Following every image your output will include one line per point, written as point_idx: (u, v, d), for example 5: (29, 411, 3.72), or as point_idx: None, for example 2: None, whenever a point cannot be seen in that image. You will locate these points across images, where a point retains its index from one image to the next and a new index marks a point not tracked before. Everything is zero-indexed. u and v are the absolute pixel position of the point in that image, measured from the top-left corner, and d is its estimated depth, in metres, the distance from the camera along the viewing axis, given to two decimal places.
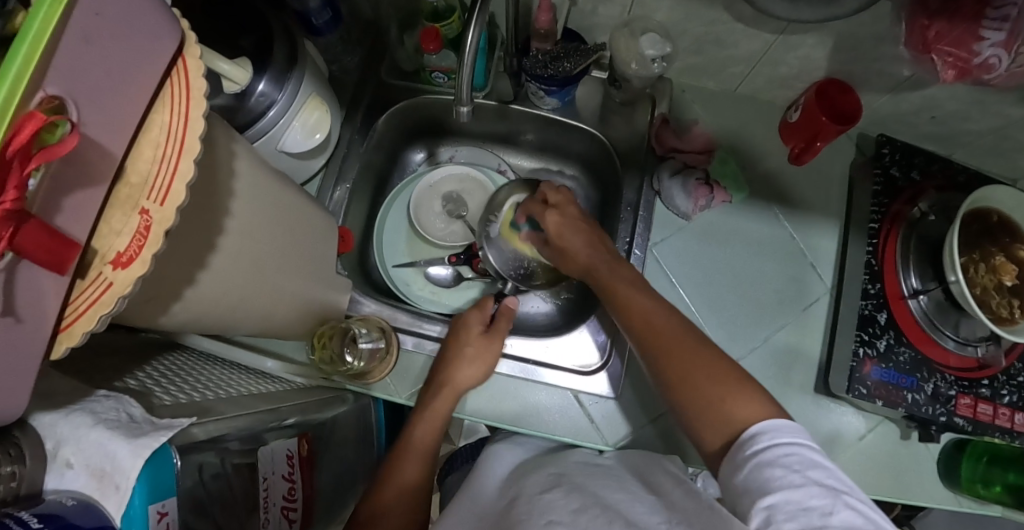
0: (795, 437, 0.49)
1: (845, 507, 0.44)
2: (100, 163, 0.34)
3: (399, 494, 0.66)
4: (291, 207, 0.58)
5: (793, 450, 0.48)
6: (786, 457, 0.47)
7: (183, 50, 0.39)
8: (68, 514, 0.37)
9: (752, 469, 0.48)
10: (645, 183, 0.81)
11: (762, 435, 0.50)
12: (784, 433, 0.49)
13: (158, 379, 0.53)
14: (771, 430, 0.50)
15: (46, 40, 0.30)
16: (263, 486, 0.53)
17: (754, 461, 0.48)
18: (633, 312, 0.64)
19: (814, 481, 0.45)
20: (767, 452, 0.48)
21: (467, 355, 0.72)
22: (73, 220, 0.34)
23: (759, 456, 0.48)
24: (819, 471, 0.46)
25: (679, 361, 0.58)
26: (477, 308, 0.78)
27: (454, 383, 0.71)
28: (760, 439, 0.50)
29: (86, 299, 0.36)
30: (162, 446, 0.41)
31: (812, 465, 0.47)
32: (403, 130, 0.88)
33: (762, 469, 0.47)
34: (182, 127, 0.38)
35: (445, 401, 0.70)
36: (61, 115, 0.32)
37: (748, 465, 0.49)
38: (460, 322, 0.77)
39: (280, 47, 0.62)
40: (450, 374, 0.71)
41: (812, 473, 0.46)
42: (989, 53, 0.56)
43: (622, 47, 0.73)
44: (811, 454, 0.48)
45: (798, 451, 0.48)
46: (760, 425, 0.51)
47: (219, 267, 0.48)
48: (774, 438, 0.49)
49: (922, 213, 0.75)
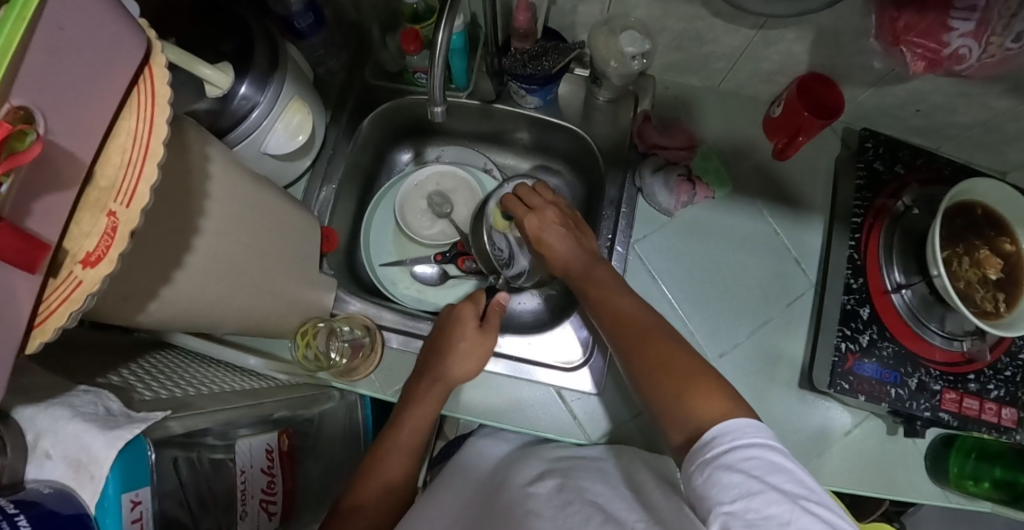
0: (757, 436, 0.48)
1: (805, 514, 0.43)
2: (68, 168, 0.36)
3: (377, 493, 0.69)
4: (267, 206, 0.60)
5: (753, 454, 0.46)
6: (745, 461, 0.46)
7: (149, 58, 0.40)
8: (47, 501, 0.39)
9: (710, 473, 0.47)
10: (627, 180, 0.82)
11: (721, 437, 0.48)
12: (745, 434, 0.48)
13: (142, 376, 0.55)
14: (733, 432, 0.48)
15: (11, 54, 0.31)
16: (240, 479, 0.55)
17: (712, 466, 0.47)
18: (610, 306, 0.67)
19: (772, 487, 0.44)
20: (728, 455, 0.47)
21: (462, 351, 0.73)
22: (44, 222, 0.35)
23: (718, 460, 0.47)
24: (779, 476, 0.45)
25: (660, 353, 0.58)
26: (471, 300, 0.78)
27: (448, 381, 0.72)
28: (721, 441, 0.48)
29: (59, 297, 0.37)
30: (137, 438, 0.43)
31: (772, 469, 0.45)
32: (389, 131, 0.90)
33: (721, 474, 0.46)
34: (146, 131, 0.39)
35: (435, 395, 0.72)
36: (29, 125, 0.33)
37: (708, 468, 0.47)
38: (454, 314, 0.76)
39: (261, 52, 0.64)
40: (442, 369, 0.72)
41: (772, 479, 0.45)
42: (958, 43, 0.55)
43: (602, 44, 0.74)
44: (772, 455, 0.46)
45: (758, 455, 0.46)
46: (718, 427, 0.49)
47: (195, 267, 0.50)
48: (734, 440, 0.48)
49: (906, 207, 0.74)
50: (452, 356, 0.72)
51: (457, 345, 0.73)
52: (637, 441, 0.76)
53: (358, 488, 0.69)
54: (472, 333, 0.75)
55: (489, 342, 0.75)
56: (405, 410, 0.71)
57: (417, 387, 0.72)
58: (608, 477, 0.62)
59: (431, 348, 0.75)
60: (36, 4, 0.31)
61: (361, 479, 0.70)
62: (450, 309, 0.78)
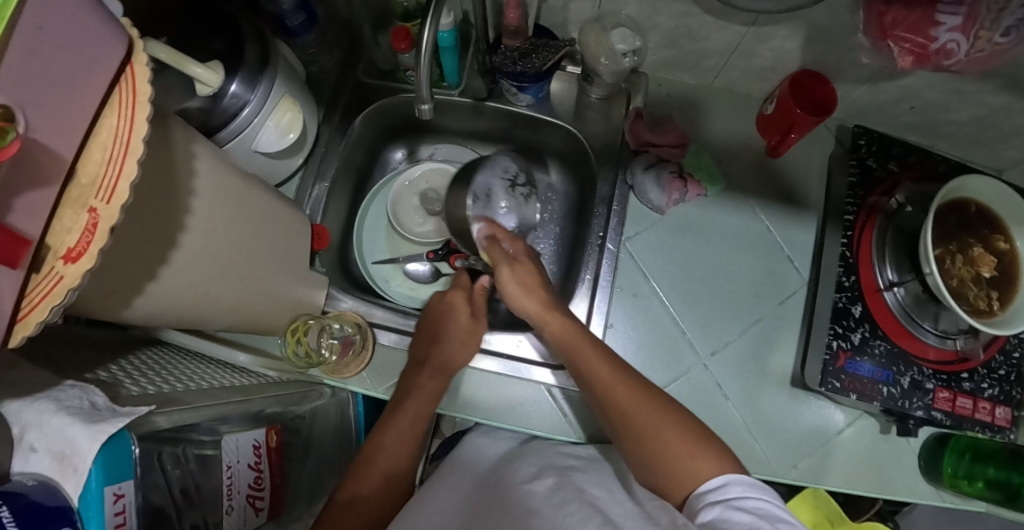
0: (765, 494, 0.51)
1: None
2: (50, 166, 0.35)
3: (376, 483, 0.68)
4: (255, 204, 0.61)
5: (761, 504, 0.49)
6: (755, 508, 0.49)
7: (131, 58, 0.40)
8: (31, 493, 0.40)
9: (719, 513, 0.49)
10: (618, 178, 0.82)
11: (733, 485, 0.51)
12: (755, 489, 0.51)
13: (130, 372, 0.56)
14: (742, 483, 0.52)
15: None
16: (226, 474, 0.56)
17: (721, 506, 0.50)
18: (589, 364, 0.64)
19: None
20: (738, 500, 0.50)
21: (458, 337, 0.74)
22: (25, 218, 0.35)
23: (728, 503, 0.50)
24: (785, 525, 0.48)
25: (641, 422, 0.58)
26: (458, 286, 0.79)
27: (447, 366, 0.73)
28: (731, 489, 0.51)
29: (41, 290, 0.37)
30: (120, 432, 0.43)
31: (779, 520, 0.48)
32: (382, 129, 0.90)
33: (731, 514, 0.49)
34: (128, 130, 0.39)
35: (436, 384, 0.72)
36: (9, 122, 0.32)
37: (718, 508, 0.50)
38: (446, 301, 0.78)
39: (251, 51, 0.65)
40: (440, 354, 0.73)
41: (780, 526, 0.47)
42: (947, 38, 0.55)
43: (593, 41, 0.74)
44: (778, 511, 0.49)
45: (765, 506, 0.49)
46: (727, 477, 0.53)
47: (181, 264, 0.51)
48: (743, 490, 0.51)
49: (899, 205, 0.73)
50: (449, 344, 0.73)
51: (452, 331, 0.75)
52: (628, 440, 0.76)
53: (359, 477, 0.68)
54: (466, 320, 0.76)
55: (481, 330, 0.76)
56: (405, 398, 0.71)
57: (416, 372, 0.73)
58: (598, 475, 0.63)
59: (425, 334, 0.76)
60: (16, 3, 0.31)
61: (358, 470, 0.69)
62: (439, 297, 0.79)
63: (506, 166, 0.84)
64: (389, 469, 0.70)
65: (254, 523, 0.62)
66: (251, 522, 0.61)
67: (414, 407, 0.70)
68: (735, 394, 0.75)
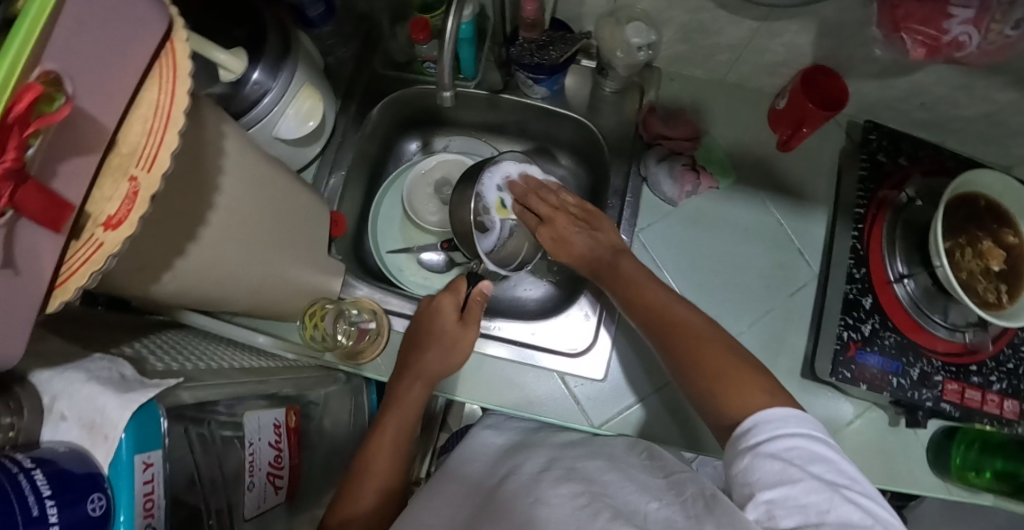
0: (799, 427, 0.50)
1: (843, 502, 0.45)
2: (93, 134, 0.36)
3: (377, 491, 0.67)
4: (279, 187, 0.62)
5: (795, 443, 0.49)
6: (786, 450, 0.48)
7: (171, 34, 0.40)
8: (61, 459, 0.40)
9: (751, 459, 0.49)
10: (632, 170, 0.83)
11: (764, 424, 0.50)
12: (788, 423, 0.50)
13: (154, 349, 0.56)
14: (776, 421, 0.50)
15: (39, 33, 0.32)
16: (249, 451, 0.56)
17: (753, 453, 0.49)
18: (658, 309, 0.66)
19: (813, 476, 0.46)
20: (768, 443, 0.49)
21: (438, 345, 0.73)
22: (68, 183, 0.35)
23: (760, 447, 0.49)
24: (820, 466, 0.47)
25: (697, 352, 0.59)
26: (451, 290, 0.76)
27: (429, 374, 0.73)
28: (762, 429, 0.51)
29: (80, 258, 0.37)
30: (150, 403, 0.44)
31: (813, 460, 0.48)
32: (398, 120, 0.92)
33: (762, 461, 0.48)
34: (168, 103, 0.39)
35: (418, 393, 0.72)
36: (57, 89, 0.34)
37: (748, 456, 0.49)
38: (433, 306, 0.76)
39: (273, 39, 0.66)
40: (422, 362, 0.73)
41: (813, 468, 0.47)
42: (958, 30, 0.56)
43: (609, 36, 0.76)
44: (814, 446, 0.48)
45: (801, 445, 0.48)
46: (757, 417, 0.51)
47: (209, 241, 0.51)
48: (777, 428, 0.50)
49: (909, 199, 0.75)
50: (432, 354, 0.73)
51: (433, 339, 0.73)
52: (639, 429, 0.77)
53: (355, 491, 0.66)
54: (454, 325, 0.74)
55: (469, 334, 0.74)
56: (386, 415, 0.72)
57: (399, 384, 0.73)
58: (611, 461, 0.63)
59: (411, 343, 0.75)
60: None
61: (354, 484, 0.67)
62: (428, 300, 0.77)
63: (511, 173, 0.84)
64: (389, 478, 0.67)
65: (273, 501, 0.63)
66: (271, 500, 0.61)
67: (394, 420, 0.71)
68: None
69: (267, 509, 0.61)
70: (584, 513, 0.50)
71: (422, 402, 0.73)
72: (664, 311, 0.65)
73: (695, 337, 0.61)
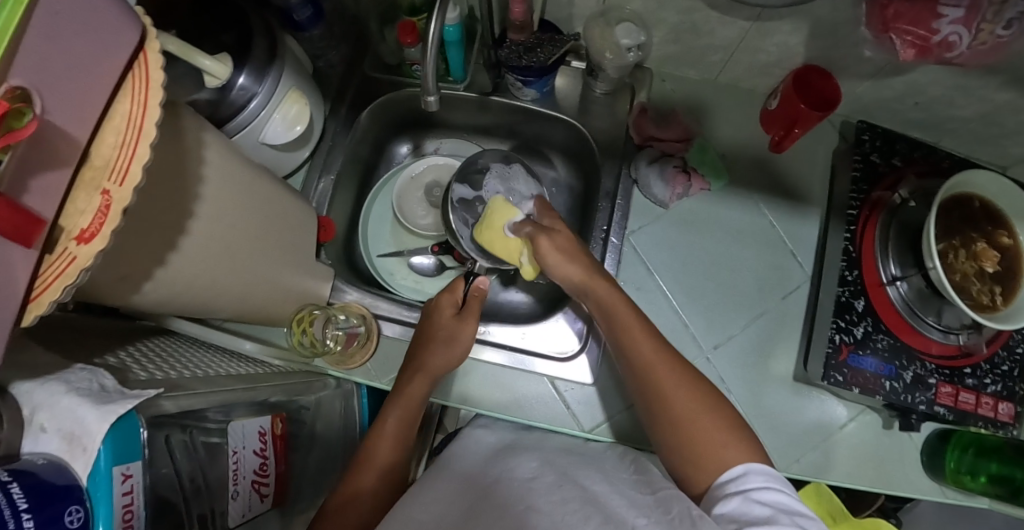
0: (785, 485, 0.52)
1: None
2: (66, 148, 0.36)
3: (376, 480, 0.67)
4: (264, 194, 0.61)
5: (782, 496, 0.51)
6: (774, 501, 0.50)
7: (144, 43, 0.40)
8: (41, 471, 0.41)
9: (739, 503, 0.51)
10: (623, 172, 0.83)
11: (754, 474, 0.53)
12: (778, 480, 0.52)
13: (138, 358, 0.56)
14: (766, 474, 0.53)
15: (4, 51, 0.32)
16: (233, 459, 0.56)
17: (741, 498, 0.51)
18: (631, 335, 0.63)
19: (799, 525, 0.48)
20: (757, 491, 0.51)
21: (440, 338, 0.72)
22: (42, 199, 0.36)
23: (748, 494, 0.51)
24: (804, 519, 0.49)
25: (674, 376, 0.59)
26: (450, 290, 0.77)
27: (431, 368, 0.71)
28: (751, 479, 0.52)
29: (53, 272, 0.37)
30: (130, 414, 0.44)
31: (797, 512, 0.49)
32: (388, 123, 0.91)
33: (750, 506, 0.50)
34: (140, 115, 0.39)
35: (420, 387, 0.71)
36: (26, 104, 0.34)
37: (737, 499, 0.51)
38: (432, 306, 0.76)
39: (259, 44, 0.65)
40: (425, 357, 0.71)
41: (798, 519, 0.49)
42: (949, 30, 0.55)
43: (598, 36, 0.75)
44: (800, 503, 0.51)
45: (787, 498, 0.50)
46: (747, 467, 0.54)
47: (190, 250, 0.51)
48: (766, 481, 0.52)
49: (902, 200, 0.74)
50: (429, 346, 0.72)
51: (437, 333, 0.73)
52: (633, 433, 0.76)
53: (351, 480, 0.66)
54: (449, 319, 0.74)
55: (468, 327, 0.73)
56: (389, 406, 0.70)
57: (404, 378, 0.72)
58: (599, 468, 0.63)
59: (415, 340, 0.74)
60: (23, 9, 0.32)
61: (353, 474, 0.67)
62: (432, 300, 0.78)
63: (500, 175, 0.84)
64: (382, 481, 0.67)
65: (259, 508, 0.63)
66: (257, 508, 0.61)
67: (397, 413, 0.70)
68: (738, 387, 0.75)
69: (253, 516, 0.61)
70: (567, 523, 0.50)
71: (423, 394, 0.71)
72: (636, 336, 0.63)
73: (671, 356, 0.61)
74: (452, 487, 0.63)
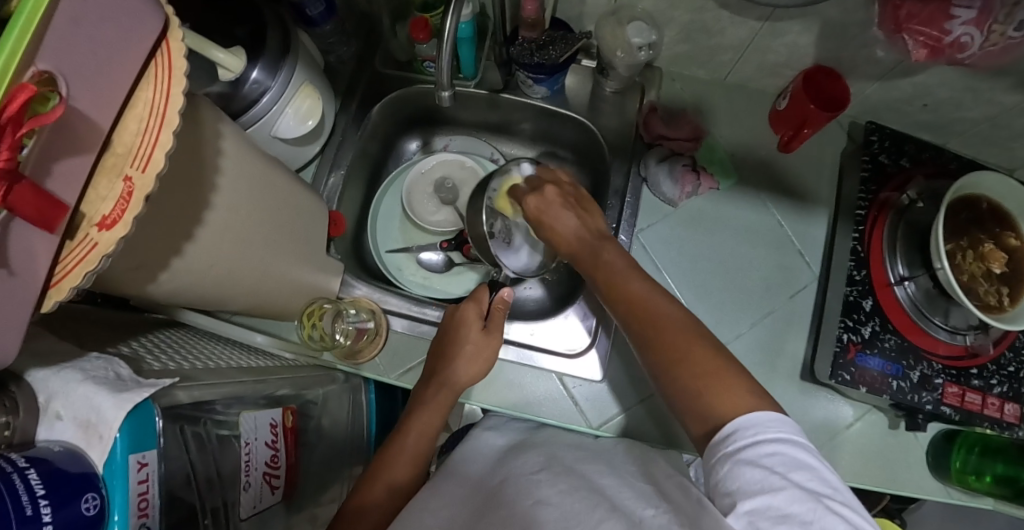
0: (780, 433, 0.49)
1: (826, 512, 0.44)
2: (88, 135, 0.36)
3: (383, 490, 0.65)
4: (279, 186, 0.62)
5: (774, 450, 0.48)
6: (767, 458, 0.47)
7: (167, 33, 0.40)
8: (56, 459, 0.40)
9: (731, 467, 0.48)
10: (633, 170, 0.83)
11: (746, 430, 0.49)
12: (769, 429, 0.49)
13: (151, 348, 0.56)
14: (756, 426, 0.49)
15: (32, 32, 0.32)
16: (245, 450, 0.56)
17: (732, 461, 0.48)
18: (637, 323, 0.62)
19: (794, 484, 0.45)
20: (748, 450, 0.48)
21: (468, 354, 0.72)
22: (63, 183, 0.35)
23: (739, 455, 0.48)
24: (802, 473, 0.46)
25: (696, 374, 0.55)
26: (474, 299, 0.76)
27: (455, 384, 0.71)
28: (744, 435, 0.49)
29: (74, 258, 0.37)
30: (145, 402, 0.44)
31: (794, 467, 0.46)
32: (398, 119, 0.92)
33: (742, 469, 0.47)
34: (163, 103, 0.39)
35: (443, 400, 0.72)
36: (51, 89, 0.34)
37: (728, 463, 0.49)
38: (457, 315, 0.75)
39: (272, 38, 0.65)
40: (449, 372, 0.72)
41: (794, 475, 0.46)
42: (961, 31, 0.56)
43: (609, 35, 0.75)
44: (797, 453, 0.47)
45: (781, 451, 0.47)
46: (738, 422, 0.50)
47: (207, 240, 0.51)
48: (757, 434, 0.49)
49: (910, 201, 0.74)
50: (458, 362, 0.71)
51: (463, 348, 0.72)
52: (639, 429, 0.77)
53: (364, 489, 0.65)
54: (477, 333, 0.73)
55: (493, 343, 0.73)
56: (414, 414, 0.71)
57: (426, 390, 0.73)
58: (609, 464, 0.63)
59: (440, 350, 0.74)
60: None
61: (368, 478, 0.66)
62: (454, 309, 0.77)
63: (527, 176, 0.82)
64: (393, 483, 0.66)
65: (270, 501, 0.63)
66: (268, 500, 0.61)
67: (419, 423, 0.70)
68: None
69: (265, 508, 0.61)
70: (577, 514, 0.50)
71: (451, 404, 0.72)
72: (653, 325, 0.60)
73: (689, 339, 0.57)
74: (460, 485, 0.63)
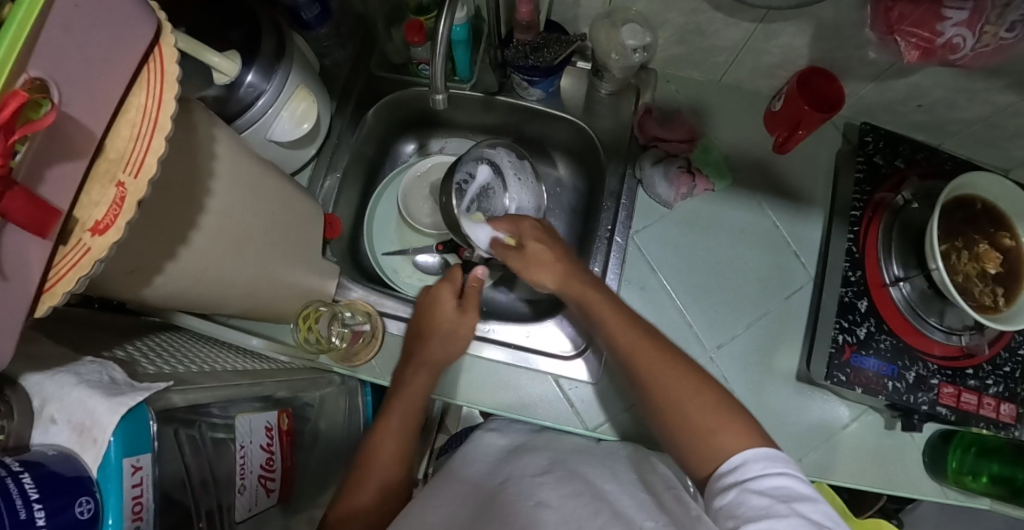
0: (786, 468, 0.50)
1: None
2: (80, 141, 0.36)
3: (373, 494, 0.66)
4: (274, 189, 0.62)
5: (781, 482, 0.48)
6: (773, 489, 0.48)
7: (159, 38, 0.40)
8: (51, 462, 0.41)
9: (736, 495, 0.49)
10: (628, 172, 0.83)
11: (753, 462, 0.50)
12: (775, 464, 0.50)
13: (146, 352, 0.56)
14: (764, 459, 0.50)
15: (24, 41, 0.32)
16: (239, 453, 0.56)
17: (737, 489, 0.49)
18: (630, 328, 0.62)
19: (798, 513, 0.46)
20: (755, 481, 0.49)
21: (442, 332, 0.73)
22: (57, 189, 0.36)
23: (744, 485, 0.49)
24: (806, 505, 0.46)
25: None
26: (447, 279, 0.76)
27: (435, 363, 0.72)
28: (751, 467, 0.50)
29: (68, 263, 0.38)
30: (140, 406, 0.44)
31: (799, 498, 0.47)
32: (394, 122, 0.92)
33: (747, 497, 0.48)
34: (156, 108, 0.39)
35: (422, 380, 0.71)
36: (43, 95, 0.34)
37: (733, 491, 0.49)
38: (429, 294, 0.75)
39: (267, 41, 0.66)
40: (426, 351, 0.72)
41: (799, 506, 0.46)
42: (952, 32, 0.56)
43: (603, 38, 0.76)
44: (802, 487, 0.48)
45: (787, 484, 0.48)
46: (746, 454, 0.51)
47: (201, 244, 0.52)
48: (765, 467, 0.50)
49: (905, 202, 0.74)
50: (432, 340, 0.72)
51: (438, 327, 0.73)
52: (636, 431, 0.77)
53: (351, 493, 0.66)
54: (451, 311, 0.74)
55: (469, 321, 0.74)
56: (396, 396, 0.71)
57: (405, 373, 0.72)
58: (609, 469, 0.63)
59: (414, 330, 0.74)
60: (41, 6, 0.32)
61: (358, 479, 0.67)
62: (427, 289, 0.77)
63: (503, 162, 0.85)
64: (384, 482, 0.67)
65: (266, 503, 0.63)
66: (263, 502, 0.61)
67: (400, 407, 0.70)
68: (742, 385, 0.75)
69: (260, 511, 0.61)
70: (579, 517, 0.50)
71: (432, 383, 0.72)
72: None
73: None
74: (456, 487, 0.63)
